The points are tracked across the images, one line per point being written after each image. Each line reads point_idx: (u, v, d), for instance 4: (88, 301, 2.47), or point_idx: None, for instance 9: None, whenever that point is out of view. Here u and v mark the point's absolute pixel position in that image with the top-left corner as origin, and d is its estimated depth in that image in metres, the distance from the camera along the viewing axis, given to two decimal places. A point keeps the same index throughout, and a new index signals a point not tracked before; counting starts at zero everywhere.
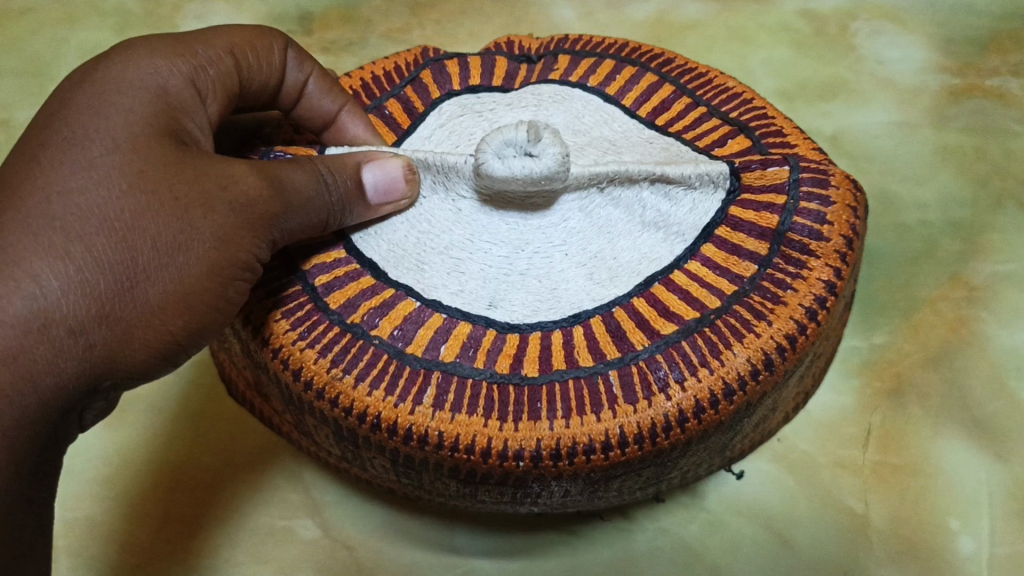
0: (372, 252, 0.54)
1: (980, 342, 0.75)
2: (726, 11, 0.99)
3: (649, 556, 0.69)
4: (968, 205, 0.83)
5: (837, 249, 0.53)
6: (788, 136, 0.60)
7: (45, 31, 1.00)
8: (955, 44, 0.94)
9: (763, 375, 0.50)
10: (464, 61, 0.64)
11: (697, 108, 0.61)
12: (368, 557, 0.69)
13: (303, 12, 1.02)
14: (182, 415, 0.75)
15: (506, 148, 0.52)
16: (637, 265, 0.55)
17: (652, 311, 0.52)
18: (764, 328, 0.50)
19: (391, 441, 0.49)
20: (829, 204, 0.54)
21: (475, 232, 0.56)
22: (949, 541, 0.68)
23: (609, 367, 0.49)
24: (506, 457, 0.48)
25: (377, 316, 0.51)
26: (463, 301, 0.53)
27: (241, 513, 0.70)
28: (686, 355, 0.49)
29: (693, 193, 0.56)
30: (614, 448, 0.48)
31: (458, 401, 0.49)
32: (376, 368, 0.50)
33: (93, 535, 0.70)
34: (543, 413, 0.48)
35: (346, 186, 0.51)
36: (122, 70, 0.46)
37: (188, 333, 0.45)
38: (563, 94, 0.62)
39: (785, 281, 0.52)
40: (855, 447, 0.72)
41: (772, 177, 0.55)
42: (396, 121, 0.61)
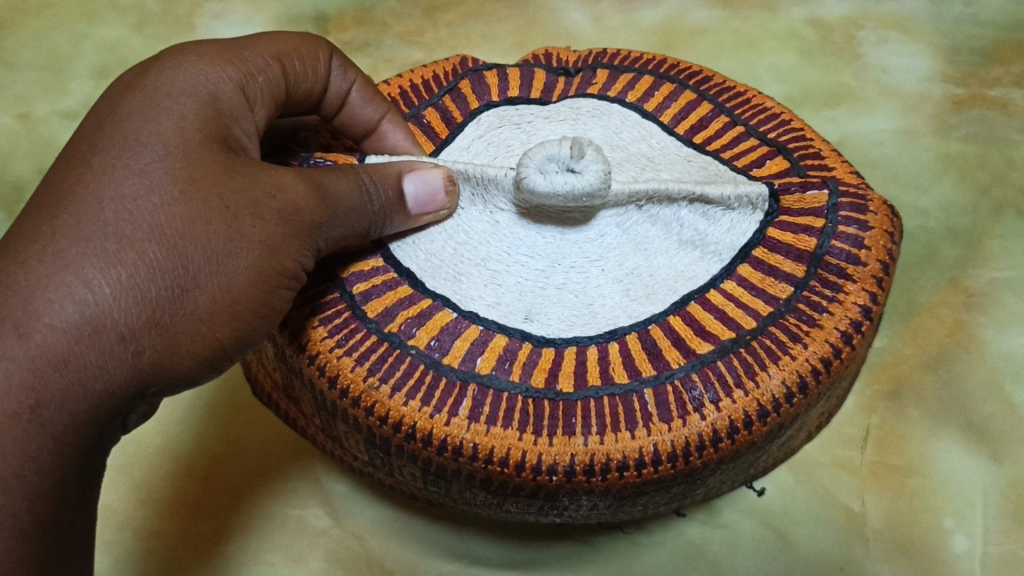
0: (409, 261, 0.56)
1: (978, 347, 0.77)
2: (735, 17, 1.01)
3: (650, 550, 0.71)
4: (969, 212, 0.85)
5: (873, 274, 0.54)
6: (827, 158, 0.61)
7: (64, 27, 1.02)
8: (959, 54, 0.96)
9: (797, 399, 0.52)
10: (503, 73, 0.65)
11: (735, 127, 0.62)
12: (378, 548, 0.71)
13: (319, 12, 1.03)
14: (201, 407, 0.77)
15: (548, 164, 0.53)
16: (673, 283, 0.56)
17: (688, 329, 0.53)
18: (800, 350, 0.52)
19: (425, 451, 0.52)
20: (868, 228, 0.55)
21: (512, 245, 0.57)
22: (943, 540, 0.70)
23: (645, 384, 0.51)
24: (539, 471, 0.50)
25: (414, 326, 0.53)
26: (499, 313, 0.55)
27: (256, 502, 0.73)
28: (722, 375, 0.51)
29: (731, 213, 0.57)
30: (647, 465, 0.50)
31: (494, 413, 0.51)
32: (413, 378, 0.52)
33: (112, 521, 0.72)
34: (578, 429, 0.50)
35: (387, 195, 0.53)
36: (175, 77, 0.48)
37: (233, 341, 0.47)
38: (602, 108, 0.64)
39: (822, 304, 0.53)
40: (854, 448, 0.75)
41: (810, 202, 0.56)
42: (436, 130, 0.63)
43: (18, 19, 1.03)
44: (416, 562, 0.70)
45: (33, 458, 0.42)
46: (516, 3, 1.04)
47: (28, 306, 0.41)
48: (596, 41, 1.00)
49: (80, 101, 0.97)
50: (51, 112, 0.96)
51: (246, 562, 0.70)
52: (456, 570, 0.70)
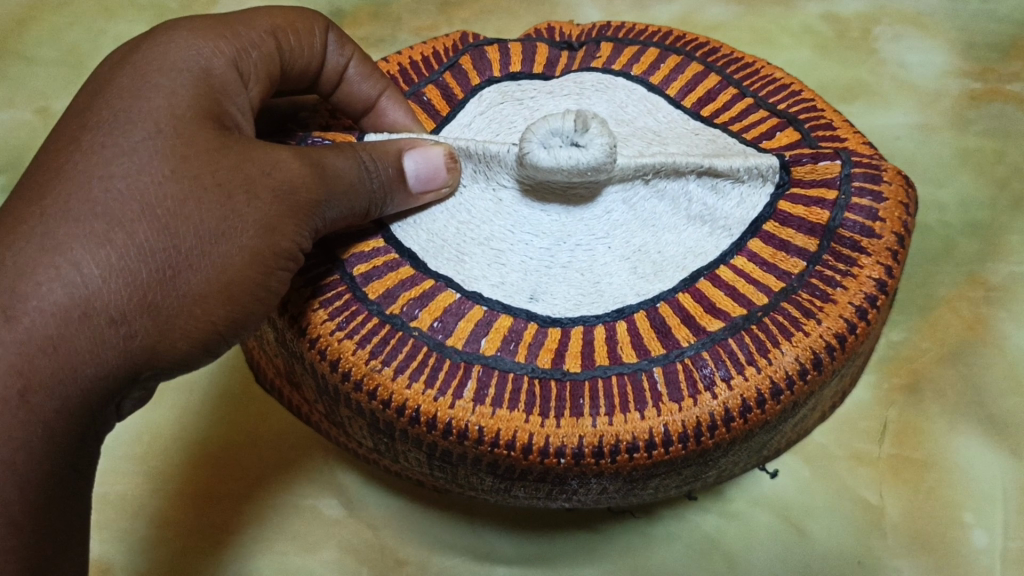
0: (411, 241, 0.56)
1: (996, 341, 0.77)
2: (750, 13, 1.00)
3: (664, 541, 0.70)
4: (988, 206, 0.85)
5: (888, 246, 0.54)
6: (838, 129, 0.60)
7: (83, 24, 1.03)
8: (976, 49, 0.95)
9: (810, 375, 0.51)
10: (505, 48, 0.65)
11: (743, 99, 0.62)
12: (391, 538, 0.71)
13: (334, 9, 1.04)
14: (213, 397, 0.77)
15: (552, 138, 0.53)
16: (682, 260, 0.56)
17: (699, 307, 0.53)
18: (813, 326, 0.51)
19: (429, 434, 0.51)
20: (882, 200, 0.55)
21: (516, 223, 0.57)
22: (963, 534, 0.69)
23: (654, 363, 0.51)
24: (547, 453, 0.50)
25: (416, 307, 0.53)
26: (504, 293, 0.55)
27: (269, 492, 0.73)
28: (733, 353, 0.50)
29: (741, 186, 0.56)
30: (658, 446, 0.50)
31: (499, 396, 0.50)
32: (415, 360, 0.52)
33: (124, 509, 0.72)
34: (586, 410, 0.50)
35: (388, 173, 0.53)
36: (164, 52, 0.48)
37: (229, 323, 0.47)
38: (607, 83, 0.63)
39: (835, 279, 0.53)
40: (872, 440, 0.74)
41: (822, 172, 0.55)
42: (435, 108, 0.63)
43: (37, 17, 1.04)
44: (429, 552, 0.70)
45: (23, 446, 0.42)
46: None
47: (16, 289, 0.41)
48: None
49: None
50: (68, 106, 0.97)
51: (258, 552, 0.70)
52: (468, 561, 0.70)
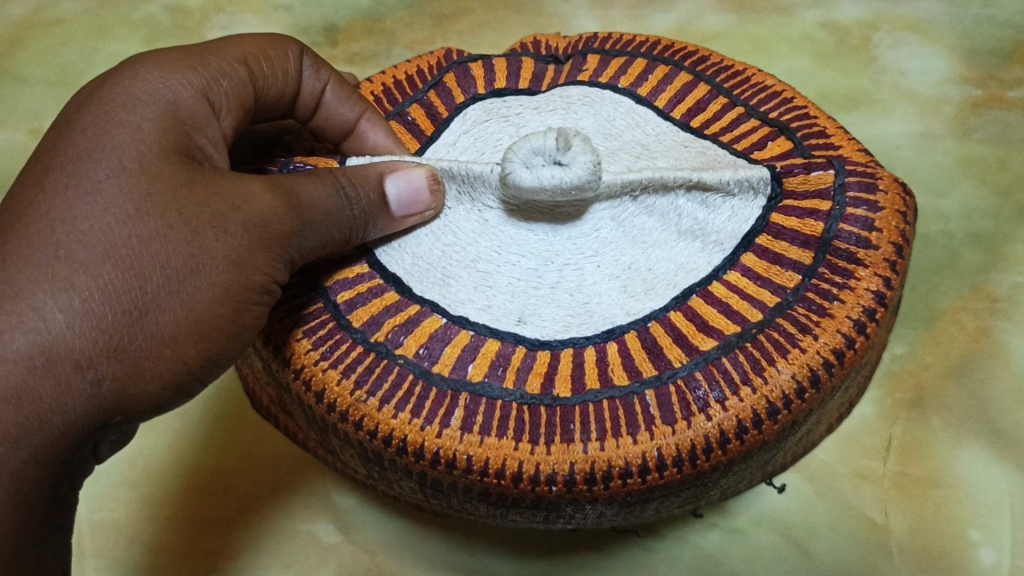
0: (395, 265, 0.55)
1: (1001, 354, 0.75)
2: (748, 22, 0.99)
3: (667, 562, 0.69)
4: (991, 216, 0.83)
5: (885, 258, 0.52)
6: (832, 137, 0.59)
7: (77, 42, 1.02)
8: (977, 55, 0.94)
9: (808, 393, 0.49)
10: (489, 64, 0.64)
11: (734, 108, 0.61)
12: (387, 562, 0.70)
13: (328, 23, 1.03)
14: (208, 421, 0.76)
15: (534, 157, 0.52)
16: (673, 277, 0.54)
17: (690, 325, 0.52)
18: (810, 342, 0.50)
19: (418, 465, 0.50)
20: (878, 209, 0.53)
21: (502, 244, 0.56)
22: (970, 553, 0.68)
23: (645, 386, 0.49)
24: (538, 481, 0.48)
25: (402, 334, 0.52)
26: (491, 317, 0.53)
27: (264, 517, 0.71)
28: (727, 373, 0.49)
29: (732, 200, 0.55)
30: (652, 471, 0.48)
31: (488, 423, 0.49)
32: (401, 390, 0.50)
33: (117, 536, 0.71)
34: (576, 435, 0.48)
35: (368, 198, 0.51)
36: (130, 87, 0.47)
37: (202, 363, 0.46)
38: (593, 96, 0.62)
39: (832, 292, 0.51)
40: (876, 457, 0.72)
41: (815, 182, 0.54)
42: (420, 127, 0.62)
43: (30, 36, 1.03)
44: None
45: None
46: (527, 11, 1.03)
47: None
48: None
49: None
50: None
51: None
52: None
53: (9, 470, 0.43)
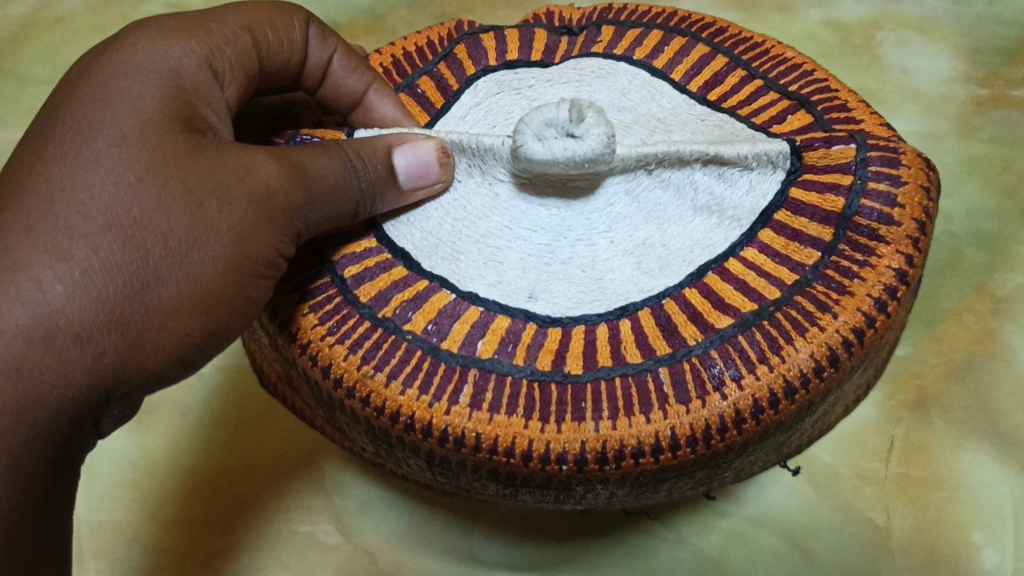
0: (404, 240, 0.54)
1: (1005, 354, 0.74)
2: (750, 21, 0.99)
3: (668, 563, 0.68)
4: (994, 215, 0.83)
5: (908, 234, 0.51)
6: (853, 111, 0.58)
7: (78, 41, 1.02)
8: (982, 54, 0.94)
9: (827, 372, 0.49)
10: (501, 35, 0.63)
11: (752, 81, 0.60)
12: (387, 563, 0.68)
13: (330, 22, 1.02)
14: (209, 422, 0.74)
15: (547, 129, 0.51)
16: (689, 253, 0.53)
17: (706, 302, 0.51)
18: (829, 321, 0.49)
19: (426, 443, 0.49)
20: (901, 184, 0.52)
21: (513, 219, 0.55)
22: (972, 555, 0.67)
23: (659, 363, 0.49)
24: (548, 460, 0.48)
25: (410, 309, 0.51)
26: (501, 293, 0.53)
27: (263, 517, 0.70)
28: (743, 351, 0.48)
29: (750, 174, 0.54)
30: (665, 450, 0.48)
31: (497, 401, 0.48)
32: (408, 367, 0.50)
33: (118, 536, 0.70)
34: (588, 414, 0.48)
35: (377, 170, 0.51)
36: (132, 54, 0.46)
37: (206, 336, 0.45)
38: (607, 68, 0.61)
39: (852, 269, 0.50)
40: (878, 460, 0.72)
41: (836, 157, 0.53)
42: (430, 100, 0.61)
43: (31, 33, 1.03)
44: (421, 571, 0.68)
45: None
46: (529, 10, 1.02)
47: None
48: None
49: None
50: None
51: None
52: None
53: (10, 446, 0.43)
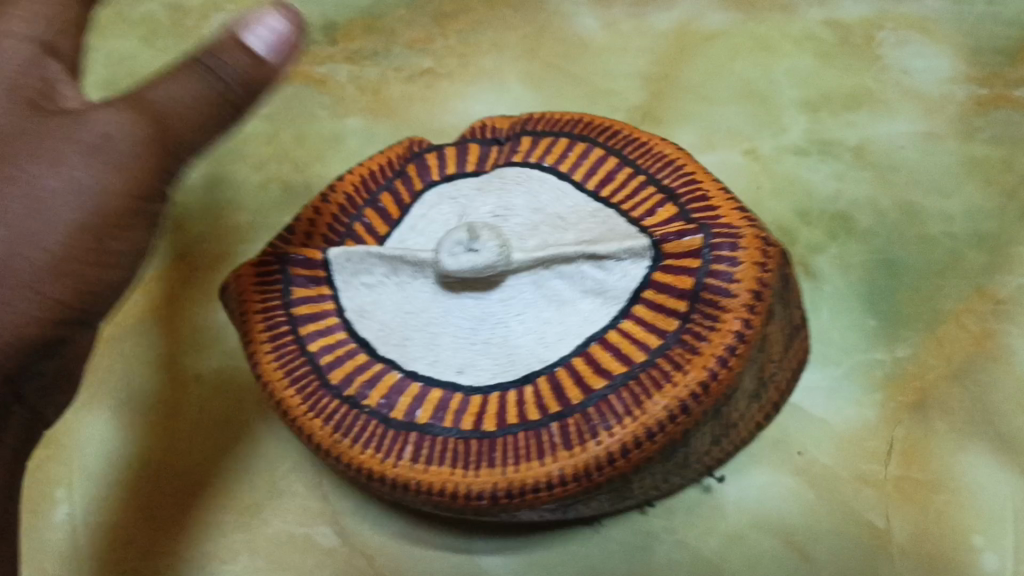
0: (366, 331, 0.64)
1: (1006, 357, 0.74)
2: (751, 20, 0.98)
3: (665, 567, 0.68)
4: (995, 216, 0.82)
5: (750, 288, 0.57)
6: (712, 199, 0.62)
7: (75, 43, 1.01)
8: (982, 54, 0.93)
9: (682, 418, 0.56)
10: (443, 154, 0.71)
11: (636, 177, 0.65)
12: (385, 564, 0.69)
13: (327, 21, 1.01)
14: (207, 425, 0.75)
15: (455, 246, 0.59)
16: (579, 328, 0.60)
17: (588, 368, 0.58)
18: (681, 377, 0.56)
19: (382, 487, 0.61)
20: (740, 249, 0.58)
21: (447, 310, 0.63)
22: (971, 558, 0.67)
23: (551, 420, 0.57)
24: (472, 498, 0.58)
25: (367, 388, 0.62)
26: (437, 370, 0.62)
27: (259, 519, 0.71)
28: (612, 406, 0.56)
29: (623, 263, 0.60)
30: (565, 484, 0.57)
31: (431, 455, 0.59)
32: (367, 430, 0.61)
33: (115, 539, 0.71)
34: (498, 461, 0.57)
35: (239, 63, 0.49)
36: None
37: (82, 295, 0.49)
38: (524, 174, 0.67)
39: (703, 332, 0.56)
40: (877, 462, 0.71)
41: (687, 246, 0.59)
42: (387, 212, 0.69)
43: None
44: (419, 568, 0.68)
45: None
46: (528, 8, 1.01)
47: None
48: (609, 51, 0.98)
49: None
50: None
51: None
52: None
53: None
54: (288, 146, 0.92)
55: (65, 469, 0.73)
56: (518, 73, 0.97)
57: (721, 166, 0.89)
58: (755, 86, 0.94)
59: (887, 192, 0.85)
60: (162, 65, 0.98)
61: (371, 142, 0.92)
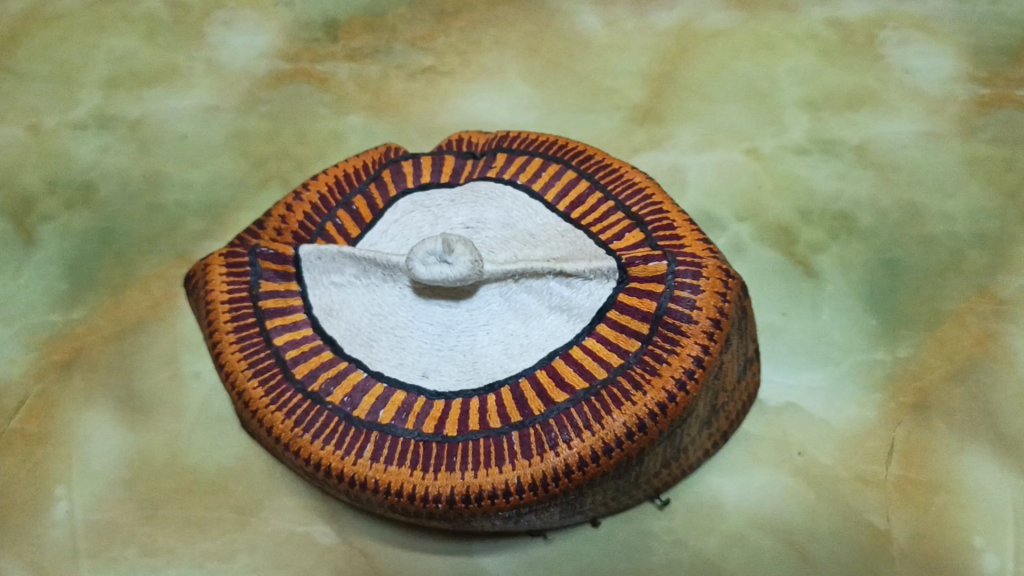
0: (332, 329, 0.67)
1: (1007, 357, 0.74)
2: (752, 19, 0.98)
3: (665, 569, 0.66)
4: (997, 217, 0.82)
5: (704, 329, 0.61)
6: (678, 228, 0.68)
7: (75, 39, 1.00)
8: (985, 53, 0.93)
9: (637, 437, 0.59)
10: (418, 162, 0.74)
11: (606, 203, 0.70)
12: (383, 563, 0.67)
13: (329, 18, 1.01)
14: (207, 423, 0.74)
15: (428, 256, 0.63)
16: (543, 342, 0.64)
17: (551, 381, 0.61)
18: (639, 397, 0.59)
19: (341, 486, 0.61)
20: (700, 291, 0.62)
21: (416, 315, 0.67)
22: (974, 559, 0.66)
23: (512, 429, 0.60)
24: (427, 500, 0.59)
25: (332, 385, 0.63)
26: (401, 372, 0.64)
27: (257, 517, 0.70)
28: (573, 420, 0.59)
29: (589, 282, 0.64)
30: (514, 493, 0.58)
31: (391, 453, 0.60)
32: (328, 428, 0.62)
33: (112, 537, 0.69)
34: (457, 466, 0.59)
35: None
36: None
37: None
38: (496, 191, 0.72)
39: (662, 356, 0.60)
40: (878, 462, 0.71)
41: (651, 271, 0.63)
42: (361, 216, 0.72)
43: (27, 30, 1.00)
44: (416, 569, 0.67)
45: None
46: (530, 7, 1.01)
47: None
48: (611, 49, 0.97)
49: (90, 111, 0.94)
50: (60, 125, 0.93)
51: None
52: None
53: None
54: (288, 143, 0.91)
55: (64, 465, 0.72)
56: (519, 71, 0.96)
57: (722, 164, 0.88)
58: (757, 84, 0.93)
59: (888, 192, 0.85)
60: (162, 62, 0.98)
61: (371, 139, 0.91)
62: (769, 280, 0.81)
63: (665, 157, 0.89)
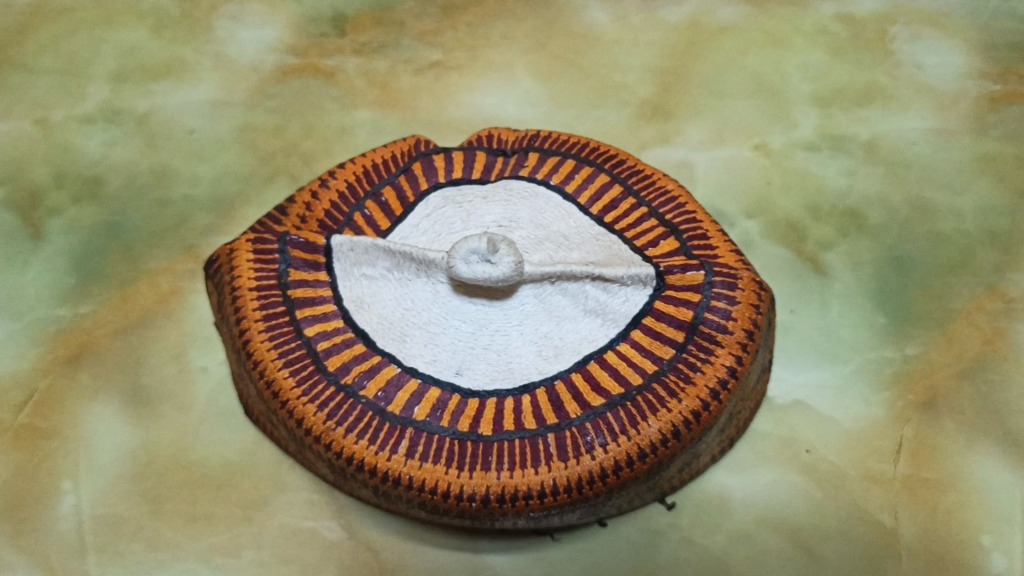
0: (364, 322, 0.66)
1: (1015, 355, 0.74)
2: (762, 15, 0.98)
3: (672, 568, 0.66)
4: (1007, 215, 0.82)
5: (738, 341, 0.63)
6: (711, 239, 0.69)
7: (83, 32, 1.00)
8: (996, 50, 0.93)
9: (671, 443, 0.60)
10: (450, 157, 0.74)
11: (639, 208, 0.71)
12: (390, 560, 0.67)
13: (337, 13, 1.01)
14: (213, 418, 0.74)
15: (470, 255, 0.64)
16: (578, 345, 0.65)
17: (587, 384, 0.62)
18: (675, 404, 0.61)
19: (370, 480, 0.61)
20: (735, 303, 0.65)
21: (449, 312, 0.67)
22: (982, 558, 0.66)
23: (548, 430, 0.60)
24: (461, 498, 0.59)
25: (365, 378, 0.63)
26: (435, 369, 0.64)
27: (263, 512, 0.70)
28: (609, 423, 0.60)
29: (626, 288, 0.66)
30: (548, 495, 0.59)
31: (426, 451, 0.60)
32: (362, 422, 0.61)
33: (117, 531, 0.69)
34: (492, 465, 0.59)
35: None
36: None
37: None
38: (530, 191, 0.72)
39: (697, 364, 0.62)
40: (887, 461, 0.70)
41: (690, 279, 0.65)
42: (391, 208, 0.71)
43: (36, 24, 1.01)
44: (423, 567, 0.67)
45: None
46: (539, 3, 1.01)
47: None
48: (620, 44, 0.97)
49: (98, 105, 0.94)
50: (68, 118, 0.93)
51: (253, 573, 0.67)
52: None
53: None
54: (295, 138, 0.91)
55: (70, 461, 0.72)
56: (527, 65, 0.96)
57: (731, 160, 0.87)
58: (766, 80, 0.93)
59: (899, 189, 0.84)
60: (170, 57, 0.98)
61: (379, 133, 0.91)
62: (778, 277, 0.80)
63: (674, 153, 0.88)
